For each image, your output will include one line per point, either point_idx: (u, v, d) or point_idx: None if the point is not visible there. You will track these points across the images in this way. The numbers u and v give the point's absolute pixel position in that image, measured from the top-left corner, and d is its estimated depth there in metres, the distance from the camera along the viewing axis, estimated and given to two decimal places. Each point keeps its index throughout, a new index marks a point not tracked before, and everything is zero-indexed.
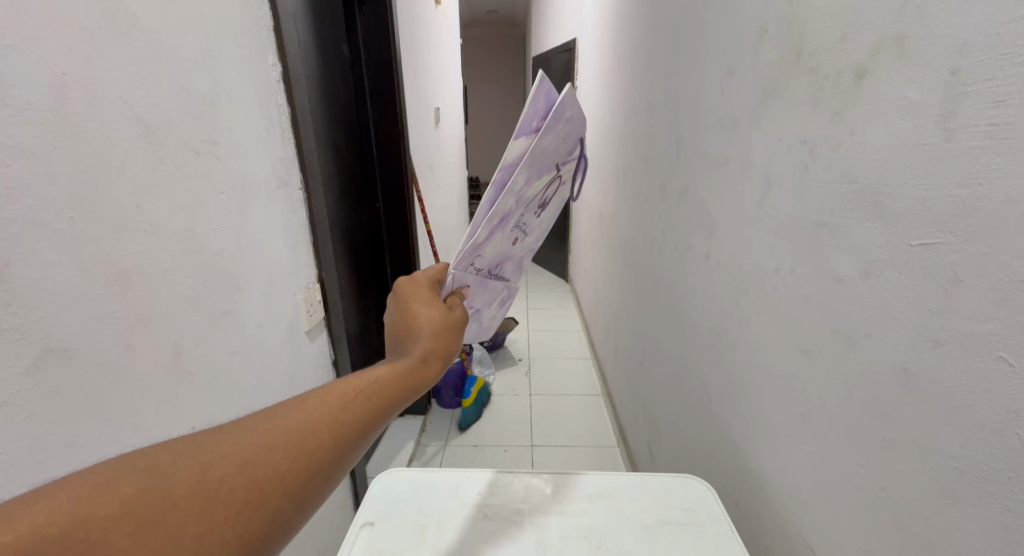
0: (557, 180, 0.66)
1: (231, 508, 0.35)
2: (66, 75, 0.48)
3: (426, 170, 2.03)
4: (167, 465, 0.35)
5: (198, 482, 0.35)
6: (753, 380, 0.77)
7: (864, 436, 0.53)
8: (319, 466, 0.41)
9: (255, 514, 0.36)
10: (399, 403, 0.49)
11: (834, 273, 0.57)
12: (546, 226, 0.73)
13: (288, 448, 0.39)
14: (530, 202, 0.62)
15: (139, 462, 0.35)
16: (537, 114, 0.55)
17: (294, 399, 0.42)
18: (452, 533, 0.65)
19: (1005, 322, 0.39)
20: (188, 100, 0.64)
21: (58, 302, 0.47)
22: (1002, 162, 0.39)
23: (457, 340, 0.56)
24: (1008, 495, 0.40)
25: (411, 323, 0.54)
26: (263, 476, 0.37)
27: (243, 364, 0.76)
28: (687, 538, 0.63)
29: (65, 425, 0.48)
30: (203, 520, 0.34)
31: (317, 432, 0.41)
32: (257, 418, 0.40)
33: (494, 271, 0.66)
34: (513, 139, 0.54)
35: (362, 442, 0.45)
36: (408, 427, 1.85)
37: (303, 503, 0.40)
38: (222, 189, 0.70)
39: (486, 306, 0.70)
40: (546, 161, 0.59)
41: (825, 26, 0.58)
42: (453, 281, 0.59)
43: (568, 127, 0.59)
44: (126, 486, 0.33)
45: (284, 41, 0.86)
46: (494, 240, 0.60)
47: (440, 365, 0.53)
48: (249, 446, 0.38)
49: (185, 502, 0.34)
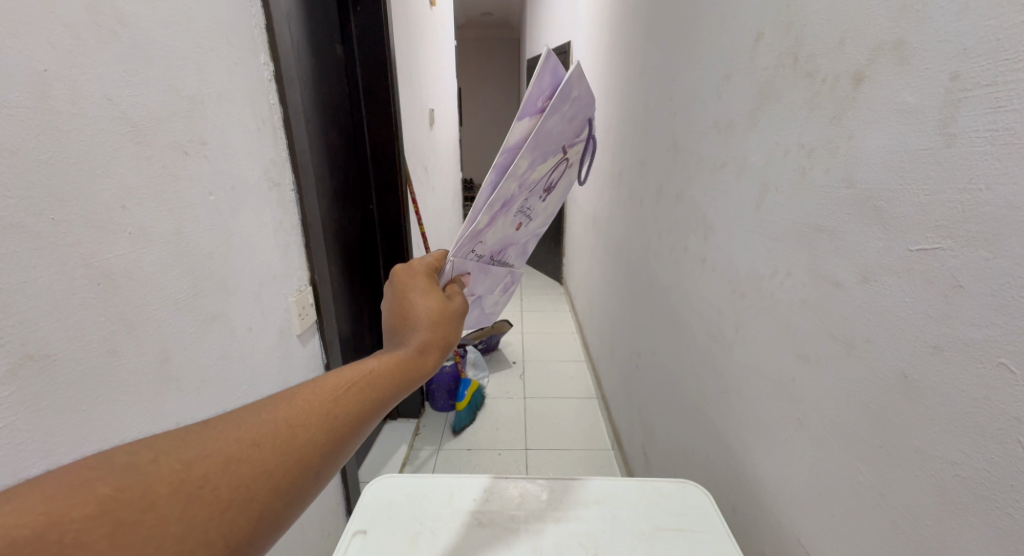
0: (563, 163, 0.65)
1: (214, 507, 0.34)
2: (49, 71, 0.46)
3: (420, 172, 2.02)
4: (148, 463, 0.34)
5: (180, 481, 0.34)
6: (749, 384, 0.76)
7: (862, 442, 0.53)
8: (309, 462, 0.40)
9: (242, 512, 0.36)
10: (395, 395, 0.47)
11: (832, 278, 0.57)
12: (551, 211, 0.73)
13: (276, 444, 0.38)
14: (533, 186, 0.61)
15: (120, 460, 0.34)
16: (541, 95, 0.54)
17: (283, 393, 0.41)
18: (446, 542, 0.63)
19: (1006, 328, 0.39)
20: (177, 99, 0.62)
21: (39, 307, 0.46)
22: (1003, 168, 0.39)
23: (456, 330, 0.55)
24: (1009, 503, 0.39)
25: (408, 314, 0.52)
26: (250, 473, 0.36)
27: (233, 369, 0.74)
28: (683, 544, 0.63)
29: (47, 434, 0.47)
30: (185, 519, 0.33)
31: (308, 427, 0.40)
32: (245, 413, 0.39)
33: (496, 257, 0.65)
34: (516, 122, 0.53)
35: (356, 437, 0.44)
36: (402, 430, 1.83)
37: (293, 500, 0.39)
38: (213, 191, 0.69)
39: (488, 292, 0.69)
40: (551, 142, 0.58)
41: (823, 30, 0.58)
42: (451, 269, 0.58)
43: (574, 107, 0.58)
44: (104, 486, 0.32)
45: (276, 39, 0.84)
46: (496, 226, 0.59)
47: (437, 357, 0.52)
48: (235, 442, 0.37)
49: (166, 501, 0.33)
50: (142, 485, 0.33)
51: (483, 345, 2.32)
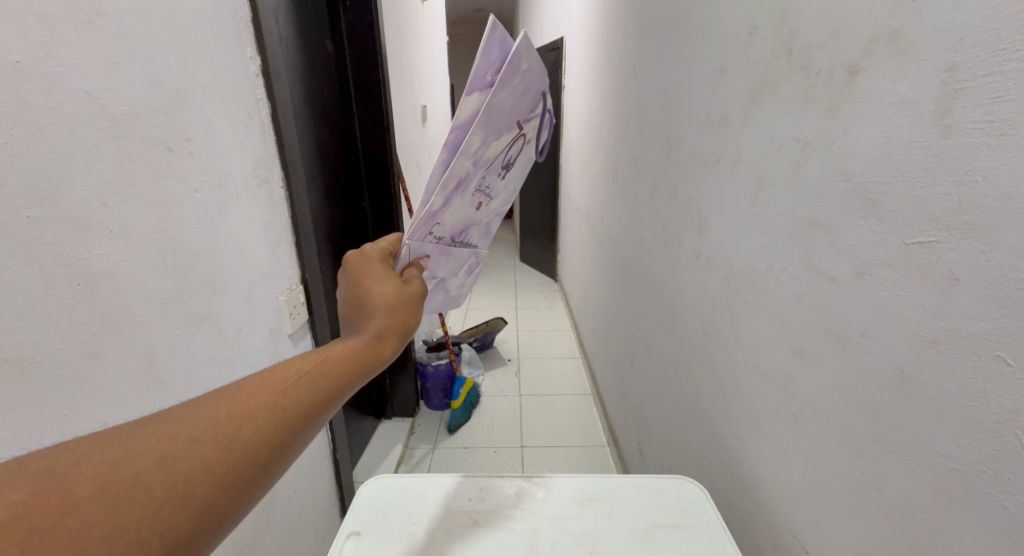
0: (519, 139, 0.64)
1: (148, 506, 0.32)
2: (21, 63, 0.45)
3: (412, 169, 2.01)
4: (70, 466, 0.32)
5: (108, 481, 0.32)
6: (744, 380, 0.76)
7: (858, 436, 0.53)
8: (256, 455, 0.38)
9: (180, 510, 0.34)
10: (352, 383, 0.46)
11: (828, 273, 0.57)
12: (511, 190, 0.72)
13: (219, 439, 0.36)
14: (490, 164, 0.60)
15: (34, 464, 0.31)
16: (490, 67, 0.52)
17: (226, 385, 0.39)
18: (440, 541, 0.63)
19: (1002, 321, 0.39)
20: (158, 93, 0.61)
21: (16, 309, 0.45)
22: (1000, 159, 0.38)
23: (415, 315, 0.54)
24: (1006, 496, 0.39)
25: (364, 301, 0.52)
26: (189, 469, 0.34)
27: (222, 370, 0.73)
28: (680, 541, 0.62)
29: (25, 440, 0.46)
30: (114, 520, 0.31)
31: (255, 418, 0.38)
32: (182, 408, 0.37)
33: (457, 239, 0.65)
34: (465, 96, 0.51)
35: (308, 427, 0.42)
36: (396, 430, 1.82)
37: (240, 495, 0.37)
38: (199, 189, 0.68)
39: (452, 274, 0.69)
40: (503, 118, 0.57)
41: (817, 23, 0.58)
42: (408, 253, 0.57)
43: (525, 81, 0.57)
44: (15, 491, 0.29)
45: (263, 33, 0.83)
46: (452, 206, 0.58)
47: (395, 343, 0.51)
48: (173, 438, 0.35)
49: (92, 503, 0.31)
50: (63, 488, 0.30)
51: (478, 343, 2.31)
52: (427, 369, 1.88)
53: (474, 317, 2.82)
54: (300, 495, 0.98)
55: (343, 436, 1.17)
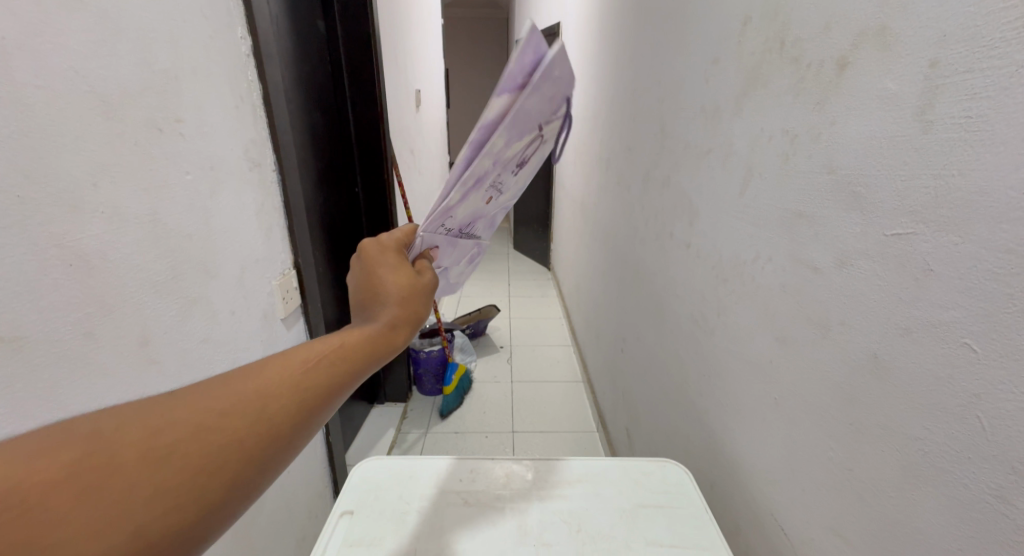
0: (541, 141, 0.64)
1: (179, 476, 0.33)
2: (8, 39, 0.44)
3: (406, 154, 1.99)
4: (104, 434, 0.32)
5: (140, 450, 0.32)
6: (729, 366, 0.78)
7: (834, 420, 0.55)
8: (278, 435, 0.39)
9: (206, 483, 0.34)
10: (365, 370, 0.47)
11: (812, 263, 0.58)
12: (522, 185, 0.73)
13: (243, 414, 0.37)
14: (509, 163, 0.61)
15: (72, 429, 0.32)
16: (525, 72, 0.52)
17: (247, 364, 0.40)
18: (430, 520, 0.64)
19: (970, 310, 0.40)
20: (148, 73, 0.60)
21: (12, 288, 0.45)
22: (976, 154, 0.40)
23: (428, 305, 0.55)
24: (964, 474, 0.41)
25: (377, 288, 0.52)
26: (214, 443, 0.35)
27: (215, 352, 0.73)
28: (663, 520, 0.65)
29: (21, 418, 0.46)
30: (143, 490, 0.32)
31: (276, 396, 0.39)
32: (206, 384, 0.37)
33: (466, 231, 0.66)
34: (496, 97, 0.52)
35: (324, 410, 0.43)
36: (389, 414, 1.83)
37: (263, 472, 0.38)
38: (190, 170, 0.67)
39: (454, 265, 0.70)
40: (530, 120, 0.57)
41: (810, 15, 0.58)
42: (421, 244, 0.58)
43: (557, 87, 0.57)
44: (55, 456, 0.30)
45: (254, 12, 0.81)
46: (468, 202, 0.59)
47: (407, 332, 0.52)
48: (199, 412, 0.36)
49: (126, 470, 0.31)
50: (96, 454, 0.31)
51: (471, 330, 2.32)
52: (420, 355, 1.89)
53: (467, 305, 2.83)
54: (293, 476, 0.99)
55: (337, 420, 1.18)
